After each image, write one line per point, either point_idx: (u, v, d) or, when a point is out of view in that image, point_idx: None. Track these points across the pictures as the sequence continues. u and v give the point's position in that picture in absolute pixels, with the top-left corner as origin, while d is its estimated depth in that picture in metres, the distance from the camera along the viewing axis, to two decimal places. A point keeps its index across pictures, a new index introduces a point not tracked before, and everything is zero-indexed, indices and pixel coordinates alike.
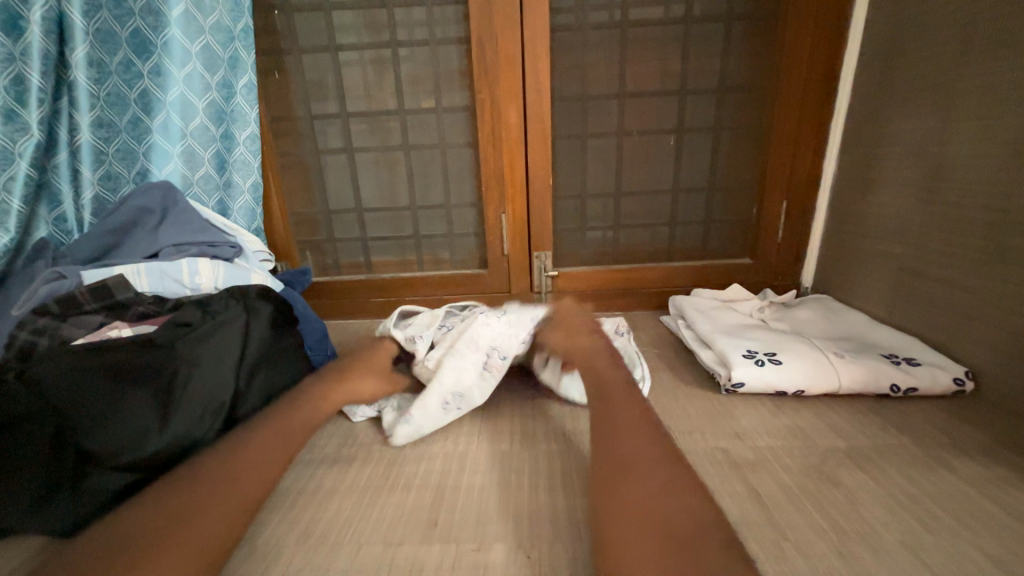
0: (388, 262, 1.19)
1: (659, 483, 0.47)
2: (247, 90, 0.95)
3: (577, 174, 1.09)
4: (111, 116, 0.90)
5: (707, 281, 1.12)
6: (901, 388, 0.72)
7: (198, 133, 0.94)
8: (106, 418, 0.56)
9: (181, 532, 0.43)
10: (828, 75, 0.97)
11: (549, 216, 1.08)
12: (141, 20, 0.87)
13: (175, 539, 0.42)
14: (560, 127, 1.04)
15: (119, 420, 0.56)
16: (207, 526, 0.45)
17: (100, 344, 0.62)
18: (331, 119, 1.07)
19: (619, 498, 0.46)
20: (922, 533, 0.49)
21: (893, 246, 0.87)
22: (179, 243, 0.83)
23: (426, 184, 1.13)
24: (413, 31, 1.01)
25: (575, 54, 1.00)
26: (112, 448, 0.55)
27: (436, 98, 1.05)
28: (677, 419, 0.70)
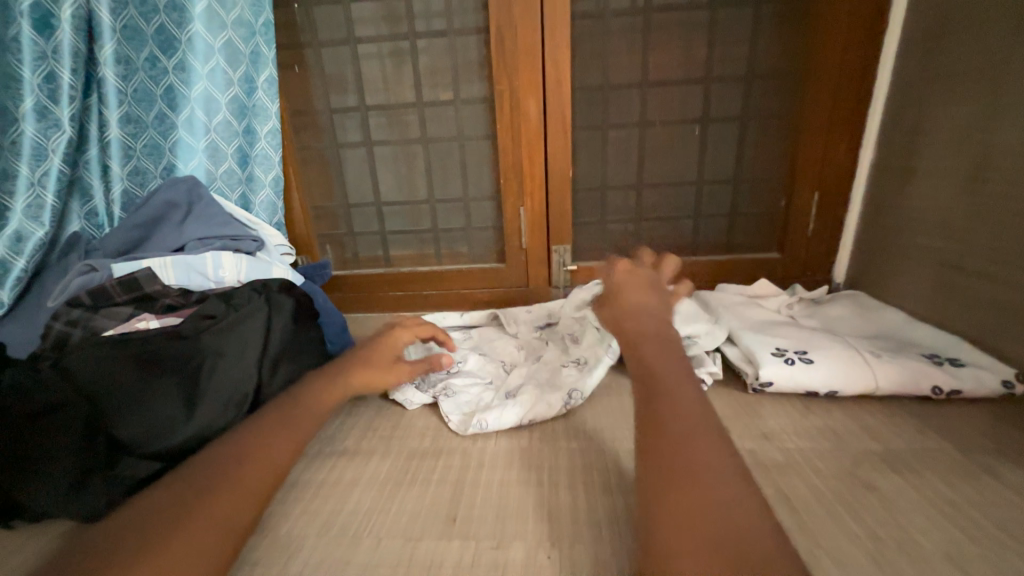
0: (407, 256, 1.19)
1: (704, 467, 0.43)
2: (268, 84, 0.96)
3: (598, 166, 1.07)
4: (138, 112, 0.91)
5: (732, 276, 1.08)
6: (943, 390, 0.68)
7: (221, 128, 0.95)
8: (135, 407, 0.58)
9: (198, 517, 0.43)
10: (865, 59, 0.92)
11: (568, 210, 1.06)
12: (166, 17, 0.88)
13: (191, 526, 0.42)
14: (580, 118, 1.02)
15: (148, 409, 0.58)
16: (222, 511, 0.44)
17: (129, 336, 0.64)
18: (350, 112, 1.08)
19: (656, 485, 0.43)
20: (966, 544, 0.46)
21: (935, 239, 0.83)
22: (204, 237, 0.85)
23: (445, 177, 1.12)
24: (432, 22, 1.00)
25: (596, 42, 0.97)
26: (143, 436, 0.57)
27: (454, 90, 1.04)
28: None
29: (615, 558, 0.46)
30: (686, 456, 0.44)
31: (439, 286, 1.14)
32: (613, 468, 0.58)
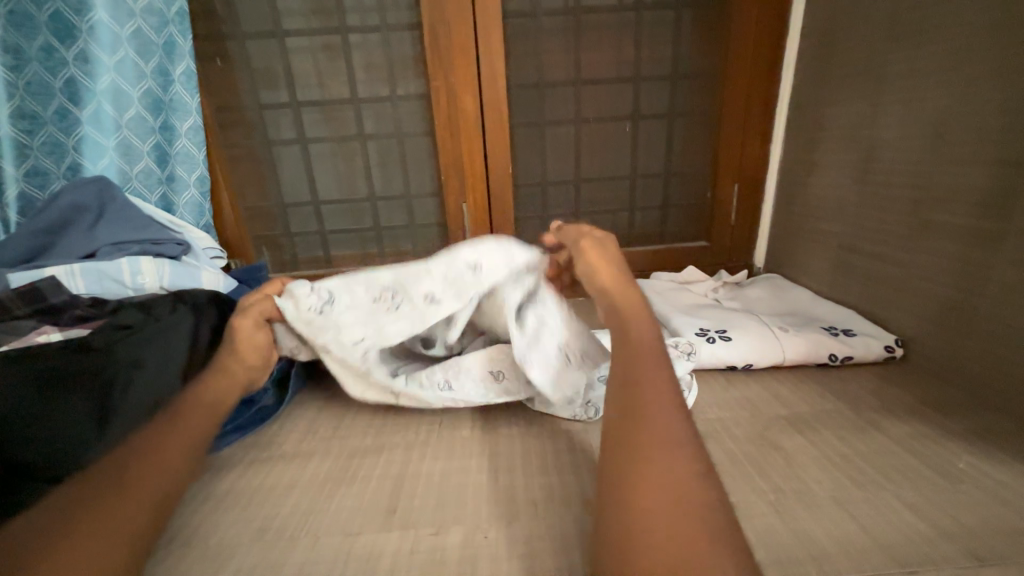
0: (349, 256, 1.16)
1: (655, 436, 0.45)
2: (186, 77, 0.90)
3: (537, 162, 1.09)
4: (33, 107, 0.84)
5: (666, 265, 1.15)
6: (838, 357, 0.77)
7: (135, 124, 0.89)
8: (33, 425, 0.53)
9: (112, 512, 0.43)
10: (772, 63, 1.01)
11: (510, 206, 1.08)
12: (61, 2, 0.80)
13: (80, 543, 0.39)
14: (517, 115, 1.04)
15: (48, 427, 0.53)
16: (127, 507, 0.44)
17: (28, 349, 0.60)
18: (282, 108, 1.04)
19: (612, 450, 0.45)
20: (850, 487, 0.53)
21: (832, 224, 0.93)
22: (119, 241, 0.79)
23: (385, 175, 1.11)
24: (364, 17, 0.98)
25: (530, 41, 1.00)
26: (46, 456, 0.52)
27: (391, 87, 1.03)
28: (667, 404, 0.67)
29: (549, 532, 0.48)
30: (640, 421, 0.46)
31: None
32: (551, 450, 0.61)
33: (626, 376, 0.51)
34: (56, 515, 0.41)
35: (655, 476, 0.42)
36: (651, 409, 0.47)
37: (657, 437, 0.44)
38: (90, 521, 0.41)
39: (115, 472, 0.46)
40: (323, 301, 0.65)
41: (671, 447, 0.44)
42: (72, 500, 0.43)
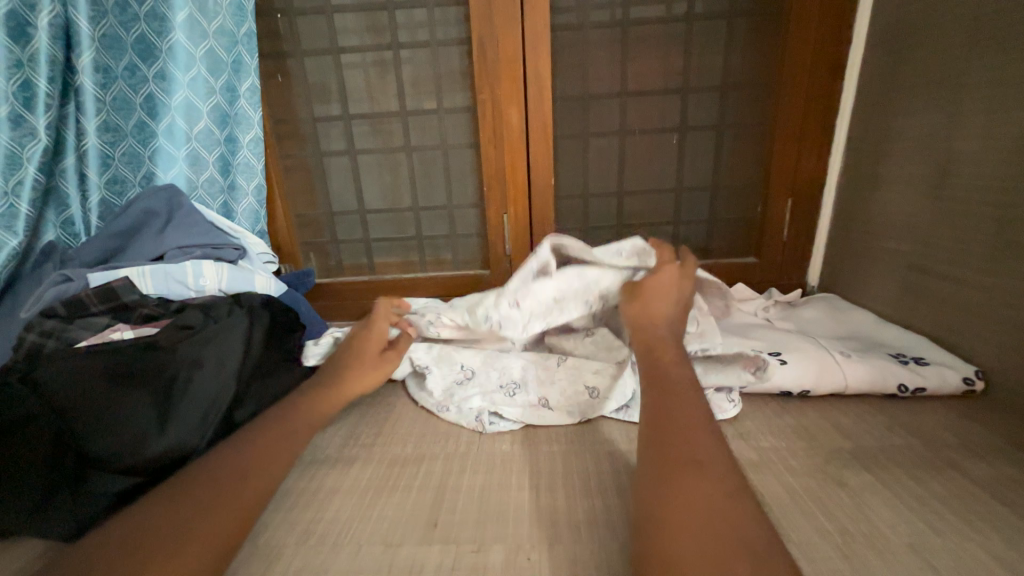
0: (391, 263, 1.19)
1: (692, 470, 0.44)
2: (250, 93, 0.95)
3: (580, 174, 1.08)
4: (116, 121, 0.91)
5: (711, 281, 1.11)
6: (909, 388, 0.71)
7: (203, 136, 0.95)
8: (106, 419, 0.57)
9: (190, 531, 0.43)
10: (833, 72, 0.96)
11: (551, 217, 1.07)
12: (146, 26, 0.88)
13: (177, 549, 0.41)
14: (561, 127, 1.04)
15: (118, 421, 0.57)
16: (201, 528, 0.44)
17: (106, 345, 0.64)
18: (334, 121, 1.08)
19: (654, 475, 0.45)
20: (929, 534, 0.48)
21: (900, 243, 0.86)
22: (185, 245, 0.84)
23: (429, 185, 1.13)
24: (415, 33, 1.01)
25: (577, 54, 1.00)
26: (117, 452, 0.55)
27: (438, 99, 1.05)
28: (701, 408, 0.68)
29: (593, 557, 0.47)
30: (675, 445, 0.47)
31: (425, 292, 1.15)
32: (593, 471, 0.59)
33: (665, 405, 0.52)
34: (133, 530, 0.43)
35: (697, 507, 0.41)
36: (686, 437, 0.48)
37: (696, 472, 0.44)
38: (171, 540, 0.42)
39: (187, 488, 0.47)
40: (463, 374, 0.74)
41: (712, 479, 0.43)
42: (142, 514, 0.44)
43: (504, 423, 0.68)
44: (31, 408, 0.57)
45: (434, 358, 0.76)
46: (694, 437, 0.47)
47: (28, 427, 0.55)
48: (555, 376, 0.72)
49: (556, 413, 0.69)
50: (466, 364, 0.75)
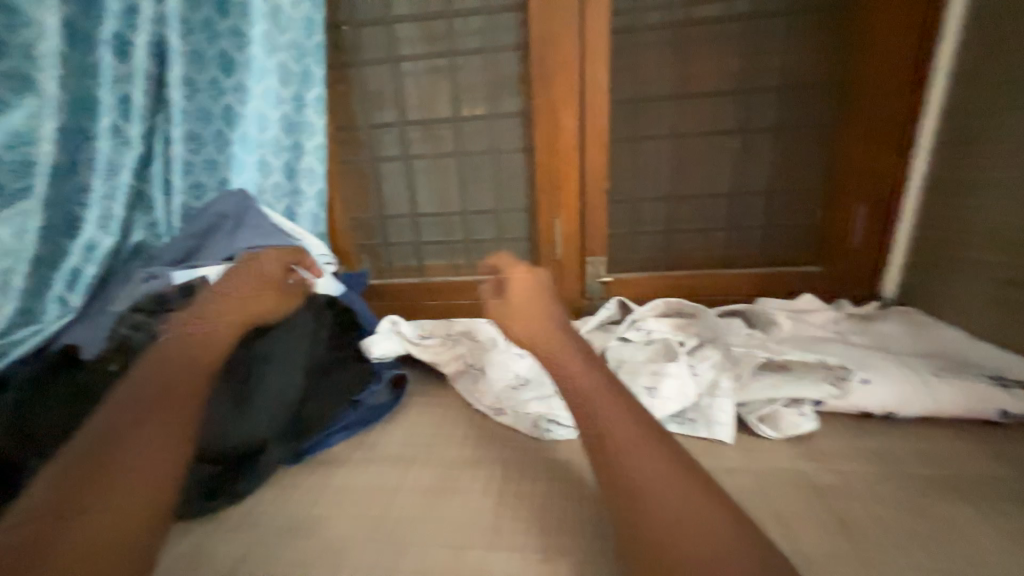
0: (439, 266, 1.20)
1: (650, 489, 0.44)
2: (317, 102, 0.99)
3: (632, 179, 1.06)
4: (198, 129, 0.97)
5: (772, 290, 1.05)
6: (1012, 414, 0.64)
7: (271, 143, 1.00)
8: None
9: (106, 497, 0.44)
10: (914, 67, 0.89)
11: (603, 221, 1.05)
12: (226, 41, 0.94)
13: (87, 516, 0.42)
14: (616, 130, 1.02)
15: (201, 413, 0.61)
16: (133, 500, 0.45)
17: None
18: (390, 127, 1.11)
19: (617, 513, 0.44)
20: None
21: (996, 254, 0.79)
22: (254, 246, 0.89)
23: (478, 189, 1.14)
24: (469, 40, 1.03)
25: (632, 55, 0.97)
26: (203, 442, 0.60)
27: (491, 104, 1.06)
28: (780, 427, 0.65)
29: None
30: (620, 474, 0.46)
31: (473, 295, 1.15)
32: None
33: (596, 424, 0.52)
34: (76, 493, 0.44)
35: (665, 534, 0.41)
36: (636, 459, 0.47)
37: (652, 492, 0.44)
38: (94, 509, 0.43)
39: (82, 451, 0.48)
40: (518, 382, 0.76)
41: (669, 496, 0.43)
42: (71, 477, 0.45)
43: (558, 429, 0.67)
44: None
45: (488, 364, 0.79)
46: (647, 453, 0.47)
47: None
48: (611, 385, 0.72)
49: None
50: (520, 372, 0.78)
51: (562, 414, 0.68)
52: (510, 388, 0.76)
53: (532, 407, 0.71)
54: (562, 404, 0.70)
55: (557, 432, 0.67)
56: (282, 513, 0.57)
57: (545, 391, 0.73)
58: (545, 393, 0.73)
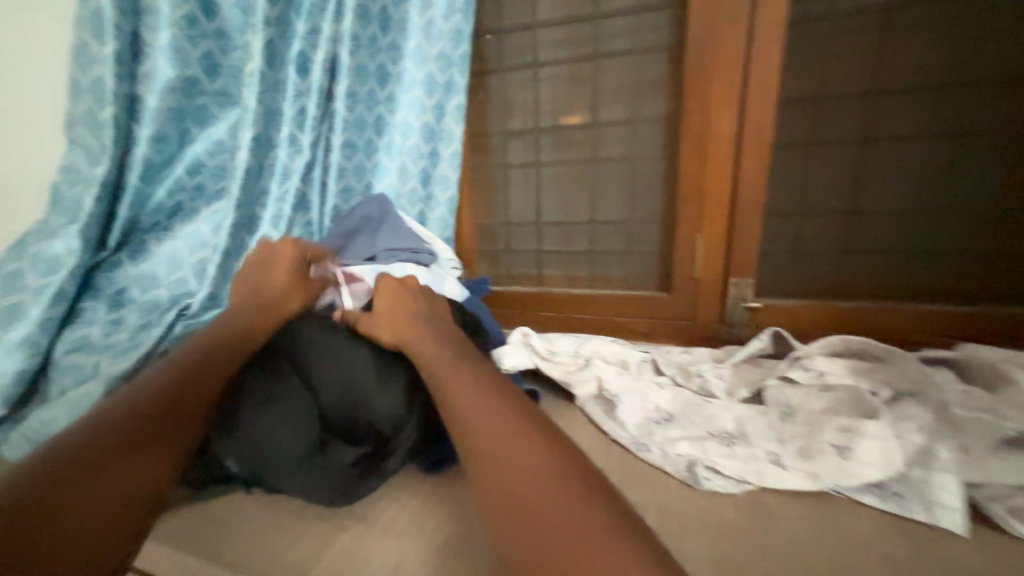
0: (558, 276, 1.16)
1: (512, 484, 0.43)
2: (457, 110, 1.02)
3: (795, 190, 0.93)
4: (354, 138, 1.03)
5: (979, 333, 0.85)
6: None
7: (413, 150, 1.04)
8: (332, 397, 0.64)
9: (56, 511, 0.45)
10: None
11: (755, 238, 0.92)
12: (386, 55, 1.00)
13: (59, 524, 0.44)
14: (782, 135, 0.89)
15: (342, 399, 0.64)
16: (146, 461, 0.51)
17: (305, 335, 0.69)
18: (525, 134, 1.11)
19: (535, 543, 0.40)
20: None
21: None
22: (393, 248, 0.93)
23: (609, 198, 1.08)
24: (618, 42, 0.99)
25: (820, 48, 0.87)
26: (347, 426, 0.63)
27: (633, 109, 1.01)
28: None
29: None
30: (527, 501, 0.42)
31: (594, 308, 1.08)
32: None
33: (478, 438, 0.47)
34: (43, 481, 0.46)
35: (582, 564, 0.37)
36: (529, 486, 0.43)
37: (525, 490, 0.42)
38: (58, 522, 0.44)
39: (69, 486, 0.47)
40: (661, 416, 0.69)
41: (553, 501, 0.41)
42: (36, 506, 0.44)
43: (718, 479, 0.58)
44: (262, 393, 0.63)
45: (626, 389, 0.72)
46: (520, 446, 0.46)
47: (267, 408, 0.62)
48: (780, 435, 0.61)
49: (791, 476, 0.57)
50: (662, 405, 0.70)
51: (721, 462, 0.59)
52: (652, 421, 0.68)
53: (683, 448, 0.62)
54: (720, 449, 0.61)
55: (716, 482, 0.58)
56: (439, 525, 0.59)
57: (695, 431, 0.65)
58: (696, 434, 0.64)
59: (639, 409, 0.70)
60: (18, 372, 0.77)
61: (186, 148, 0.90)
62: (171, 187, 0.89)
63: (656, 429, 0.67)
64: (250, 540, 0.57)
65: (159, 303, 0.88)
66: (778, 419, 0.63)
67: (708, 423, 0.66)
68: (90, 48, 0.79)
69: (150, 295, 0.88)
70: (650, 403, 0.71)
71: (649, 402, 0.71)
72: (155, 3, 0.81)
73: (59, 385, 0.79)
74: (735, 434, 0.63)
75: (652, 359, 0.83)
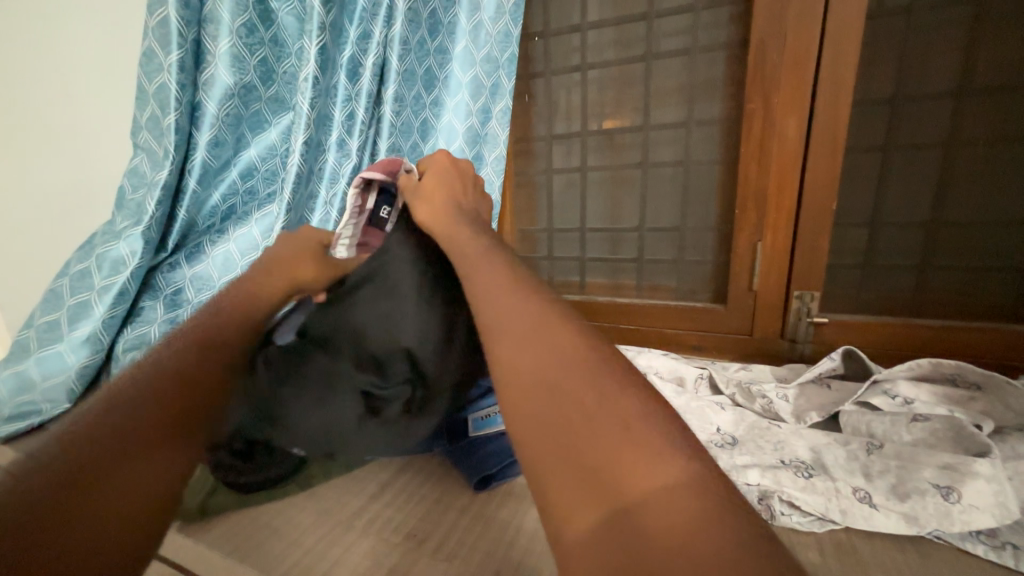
0: (601, 284, 1.12)
1: (527, 378, 0.37)
2: (502, 114, 1.00)
3: (869, 196, 0.85)
4: (400, 142, 1.03)
5: None
6: None
7: (456, 154, 1.02)
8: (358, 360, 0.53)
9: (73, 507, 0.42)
10: None
11: (823, 247, 0.85)
12: (432, 59, 1.00)
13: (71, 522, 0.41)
14: (856, 137, 0.82)
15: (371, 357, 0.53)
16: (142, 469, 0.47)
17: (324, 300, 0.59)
18: (571, 138, 1.08)
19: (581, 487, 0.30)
20: None
21: None
22: None
23: (660, 204, 1.04)
24: (672, 41, 0.94)
25: (904, 42, 0.78)
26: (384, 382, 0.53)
27: (688, 110, 0.96)
28: None
29: None
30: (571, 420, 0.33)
31: (641, 319, 1.04)
32: None
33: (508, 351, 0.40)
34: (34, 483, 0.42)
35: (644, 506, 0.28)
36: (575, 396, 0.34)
37: (543, 386, 0.36)
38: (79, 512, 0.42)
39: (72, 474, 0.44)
40: (725, 441, 0.65)
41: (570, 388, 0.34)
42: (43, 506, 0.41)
43: (794, 512, 0.53)
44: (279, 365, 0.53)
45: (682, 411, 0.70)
46: (546, 335, 0.39)
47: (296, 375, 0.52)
48: (866, 469, 0.56)
49: (881, 514, 0.51)
50: (723, 428, 0.67)
51: (797, 492, 0.54)
52: (713, 443, 0.64)
53: (754, 473, 0.58)
54: (797, 478, 0.56)
55: (793, 516, 0.53)
56: (482, 545, 0.54)
57: (766, 458, 0.60)
58: (767, 461, 0.60)
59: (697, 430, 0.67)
60: (81, 370, 0.82)
61: (240, 153, 0.92)
62: (226, 191, 0.91)
63: (719, 452, 0.63)
64: (296, 549, 0.55)
65: None
66: (862, 449, 0.58)
67: (780, 452, 0.61)
68: (156, 56, 0.80)
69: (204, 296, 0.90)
70: (708, 426, 0.67)
71: (708, 424, 0.68)
72: (216, 11, 0.81)
73: None
74: (811, 465, 0.58)
75: (709, 375, 0.79)
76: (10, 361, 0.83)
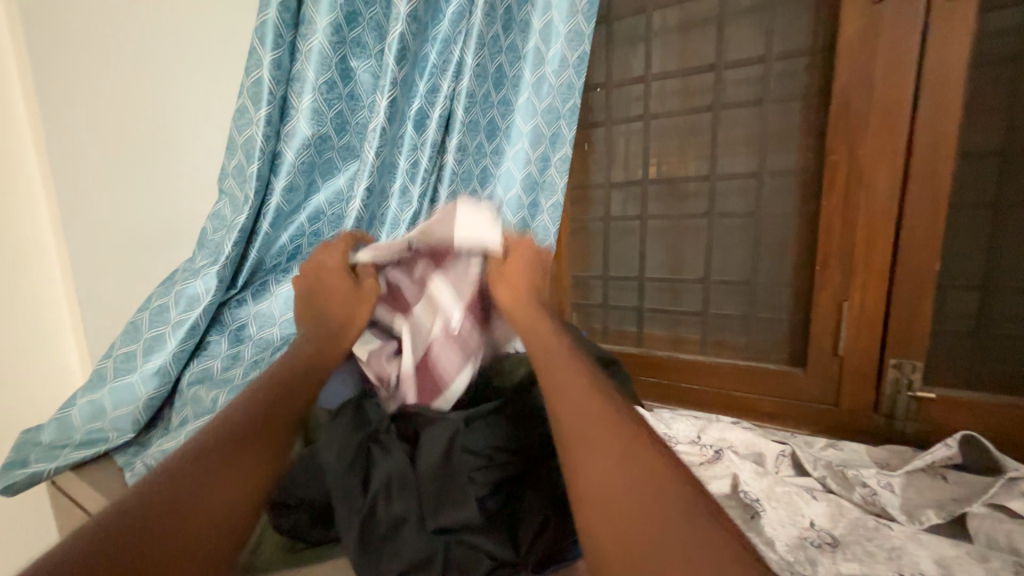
0: (660, 336, 1.06)
1: (590, 460, 0.46)
2: (561, 162, 1.00)
3: (979, 257, 0.76)
4: (461, 190, 1.03)
5: None
6: None
7: (513, 202, 1.03)
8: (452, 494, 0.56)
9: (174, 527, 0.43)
10: None
11: (926, 311, 0.75)
12: (496, 111, 1.02)
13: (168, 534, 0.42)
14: (960, 191, 0.74)
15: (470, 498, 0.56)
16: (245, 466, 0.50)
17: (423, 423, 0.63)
18: (631, 185, 1.05)
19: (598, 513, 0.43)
20: None
21: None
22: None
23: (726, 255, 0.98)
24: (742, 91, 0.92)
25: (1016, 91, 0.71)
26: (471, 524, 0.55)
27: (760, 160, 0.91)
28: None
29: None
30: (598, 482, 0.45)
31: (705, 378, 0.96)
32: None
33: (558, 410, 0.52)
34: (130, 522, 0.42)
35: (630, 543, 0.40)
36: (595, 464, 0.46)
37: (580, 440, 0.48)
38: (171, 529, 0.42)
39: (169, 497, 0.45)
40: (824, 539, 0.57)
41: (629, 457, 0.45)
42: (133, 523, 0.42)
43: None
44: (381, 485, 0.56)
45: (768, 495, 0.62)
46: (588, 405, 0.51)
47: (401, 499, 0.56)
48: None
49: None
50: (817, 521, 0.59)
51: None
52: (807, 539, 0.57)
53: None
54: None
55: None
56: None
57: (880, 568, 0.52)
58: (882, 573, 0.51)
59: (786, 520, 0.59)
60: (148, 400, 0.85)
61: (311, 199, 0.96)
62: (294, 233, 0.96)
63: (816, 550, 0.55)
64: None
65: (271, 341, 0.92)
66: (1010, 573, 0.49)
67: (897, 561, 0.52)
68: (247, 112, 0.87)
69: (265, 333, 0.93)
70: (798, 515, 0.60)
71: (798, 513, 0.60)
72: (303, 71, 0.87)
73: (182, 414, 0.85)
74: None
75: (792, 452, 0.70)
76: (86, 389, 0.87)
